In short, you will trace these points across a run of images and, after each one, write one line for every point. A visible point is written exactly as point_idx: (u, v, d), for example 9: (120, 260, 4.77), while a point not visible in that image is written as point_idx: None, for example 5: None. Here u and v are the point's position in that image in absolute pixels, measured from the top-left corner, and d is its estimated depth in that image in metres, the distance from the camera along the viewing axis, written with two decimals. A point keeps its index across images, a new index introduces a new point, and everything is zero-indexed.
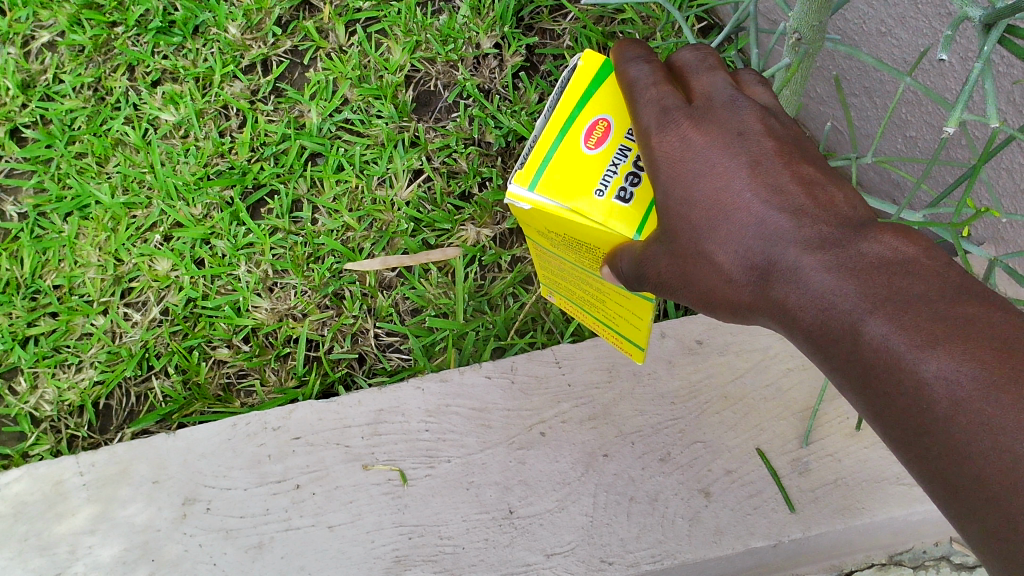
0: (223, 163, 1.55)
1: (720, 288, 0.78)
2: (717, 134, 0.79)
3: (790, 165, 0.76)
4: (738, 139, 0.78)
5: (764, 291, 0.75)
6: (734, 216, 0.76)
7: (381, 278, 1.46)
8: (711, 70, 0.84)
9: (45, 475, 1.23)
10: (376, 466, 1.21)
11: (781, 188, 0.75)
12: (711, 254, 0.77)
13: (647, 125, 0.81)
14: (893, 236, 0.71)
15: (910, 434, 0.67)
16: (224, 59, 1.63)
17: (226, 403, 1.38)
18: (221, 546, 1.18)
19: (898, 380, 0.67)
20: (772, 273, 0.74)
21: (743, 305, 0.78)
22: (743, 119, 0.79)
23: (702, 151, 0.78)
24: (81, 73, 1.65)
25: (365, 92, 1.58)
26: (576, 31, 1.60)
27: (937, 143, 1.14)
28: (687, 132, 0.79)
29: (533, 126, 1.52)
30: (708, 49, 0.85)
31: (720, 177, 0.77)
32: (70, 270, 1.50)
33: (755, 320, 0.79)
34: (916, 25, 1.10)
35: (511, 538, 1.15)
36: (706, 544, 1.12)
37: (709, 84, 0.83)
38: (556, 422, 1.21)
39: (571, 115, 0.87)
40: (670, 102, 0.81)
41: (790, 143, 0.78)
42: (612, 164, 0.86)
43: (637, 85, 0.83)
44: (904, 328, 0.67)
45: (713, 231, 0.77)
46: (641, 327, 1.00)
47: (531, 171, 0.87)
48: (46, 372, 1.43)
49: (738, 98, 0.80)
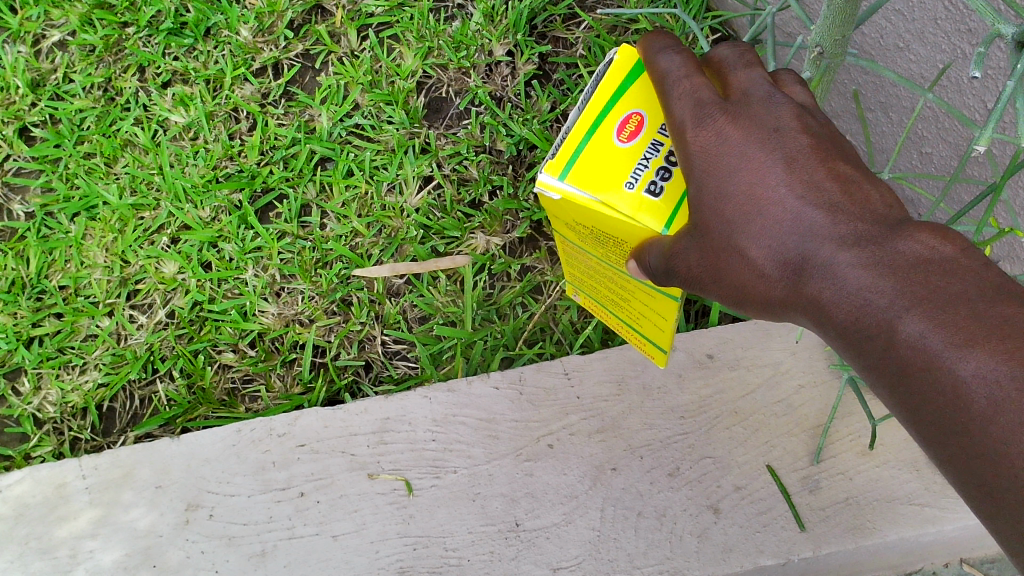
0: (232, 166, 1.54)
1: (751, 284, 0.77)
2: (752, 130, 0.78)
3: (825, 162, 0.76)
4: (773, 136, 0.78)
5: (797, 288, 0.74)
6: (768, 211, 0.76)
7: (389, 285, 1.45)
8: (748, 66, 0.83)
9: (47, 478, 1.22)
10: (382, 475, 1.20)
11: (815, 185, 0.75)
12: (745, 248, 0.77)
13: (680, 120, 0.80)
14: (930, 235, 0.70)
15: (945, 434, 0.65)
16: (234, 61, 1.62)
17: (231, 408, 1.38)
18: (223, 553, 1.17)
19: (934, 379, 0.65)
20: (806, 269, 0.73)
21: (775, 302, 0.77)
22: (779, 116, 0.79)
23: (738, 146, 0.78)
24: (91, 73, 1.64)
25: (376, 98, 1.56)
26: (589, 40, 1.60)
27: (954, 160, 1.13)
28: (723, 127, 0.79)
29: (545, 136, 1.52)
30: (746, 46, 0.85)
31: (755, 173, 0.77)
32: (76, 271, 1.49)
33: (786, 317, 0.77)
34: (935, 40, 1.09)
35: (517, 551, 1.14)
36: (714, 561, 1.11)
37: (746, 80, 0.82)
38: (564, 434, 1.20)
39: (604, 108, 0.86)
40: (705, 96, 0.80)
41: (826, 142, 0.78)
42: (643, 158, 0.84)
43: (669, 77, 0.81)
44: (941, 326, 0.65)
45: (746, 226, 0.77)
46: (666, 327, 0.99)
47: (562, 161, 0.86)
48: (50, 374, 1.42)
49: (775, 95, 0.80)
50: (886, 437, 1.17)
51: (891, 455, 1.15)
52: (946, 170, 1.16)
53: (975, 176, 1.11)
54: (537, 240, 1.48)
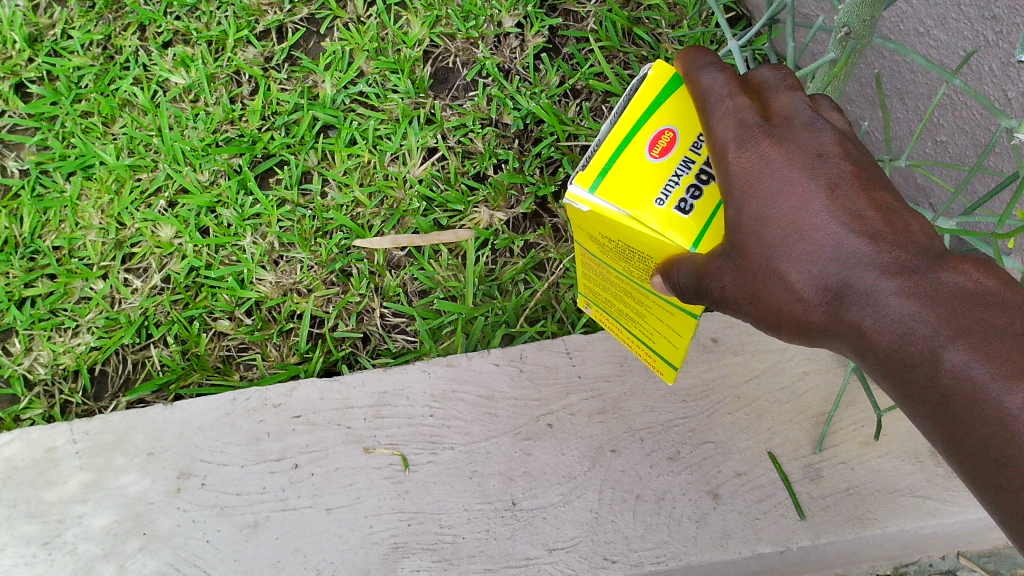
0: (233, 130, 1.52)
1: (787, 308, 0.75)
2: (795, 154, 0.75)
3: (867, 190, 0.73)
4: (817, 162, 0.74)
5: (837, 313, 0.72)
6: (811, 237, 0.73)
7: (389, 257, 1.43)
8: (790, 91, 0.79)
9: (37, 441, 1.21)
10: (378, 449, 1.18)
11: (858, 212, 0.72)
12: (784, 272, 0.74)
13: (723, 139, 0.76)
14: (972, 268, 0.70)
15: (988, 465, 0.66)
16: (237, 23, 1.59)
17: (225, 376, 1.35)
18: (215, 523, 1.15)
19: (980, 411, 0.66)
20: (848, 296, 0.71)
21: (811, 326, 0.75)
22: (822, 141, 0.75)
23: (781, 170, 0.74)
24: (90, 30, 1.60)
25: (382, 65, 1.54)
26: (600, 14, 1.57)
27: (970, 150, 1.12)
28: (767, 150, 0.75)
29: (552, 110, 1.49)
30: (786, 69, 0.81)
31: (798, 197, 0.73)
32: (71, 232, 1.46)
33: (821, 341, 0.76)
34: (957, 26, 1.07)
35: (512, 531, 1.12)
36: (712, 547, 1.10)
37: (788, 104, 0.78)
38: (564, 414, 1.18)
39: (638, 122, 0.81)
40: (748, 117, 0.76)
41: (869, 169, 0.75)
42: (674, 175, 0.80)
43: (711, 94, 0.77)
44: (987, 359, 0.66)
45: (784, 250, 0.74)
46: (679, 344, 0.95)
47: (593, 173, 0.81)
48: (41, 336, 1.40)
49: (818, 120, 0.76)
50: (890, 427, 1.15)
51: (895, 446, 1.14)
52: (961, 159, 1.14)
53: (997, 167, 1.09)
54: (541, 217, 1.45)
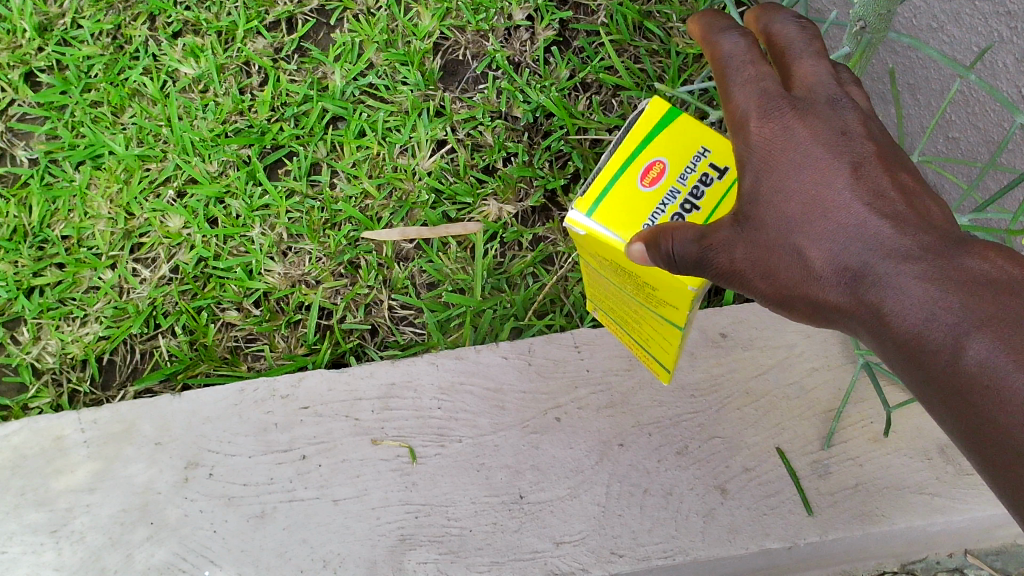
0: (242, 121, 1.51)
1: (801, 292, 0.75)
2: (820, 130, 0.75)
3: (889, 174, 0.74)
4: (841, 141, 0.74)
5: (856, 296, 0.72)
6: (831, 217, 0.73)
7: (398, 249, 1.43)
8: (817, 56, 0.77)
9: (45, 430, 1.21)
10: (385, 441, 1.18)
11: (879, 195, 0.73)
12: (803, 251, 0.74)
13: (744, 108, 0.76)
14: (998, 257, 0.70)
15: (1004, 455, 0.65)
16: (248, 14, 1.58)
17: (233, 366, 1.35)
18: (222, 513, 1.15)
19: (999, 399, 0.65)
20: (867, 279, 0.71)
21: (828, 308, 0.74)
22: (848, 122, 0.75)
23: (803, 146, 0.74)
24: (100, 19, 1.60)
25: (391, 57, 1.53)
26: (611, 8, 1.56)
27: (984, 146, 1.11)
28: (790, 123, 0.75)
29: (562, 103, 1.48)
30: (813, 26, 0.78)
31: (819, 177, 0.74)
32: (79, 221, 1.46)
33: (838, 325, 0.75)
34: (971, 21, 1.06)
35: (520, 524, 1.12)
36: (720, 541, 1.10)
37: (813, 71, 0.77)
38: (573, 407, 1.18)
39: (632, 153, 0.86)
40: (771, 86, 0.76)
41: (893, 156, 0.75)
42: (661, 204, 0.83)
43: (731, 60, 0.77)
44: (1008, 347, 0.65)
45: (802, 228, 0.74)
46: (672, 353, 0.97)
47: (589, 199, 0.86)
48: (50, 325, 1.40)
49: (843, 97, 0.76)
50: (900, 424, 1.15)
51: (904, 444, 1.14)
52: (973, 156, 1.14)
53: (1011, 164, 1.09)
54: (550, 210, 1.45)
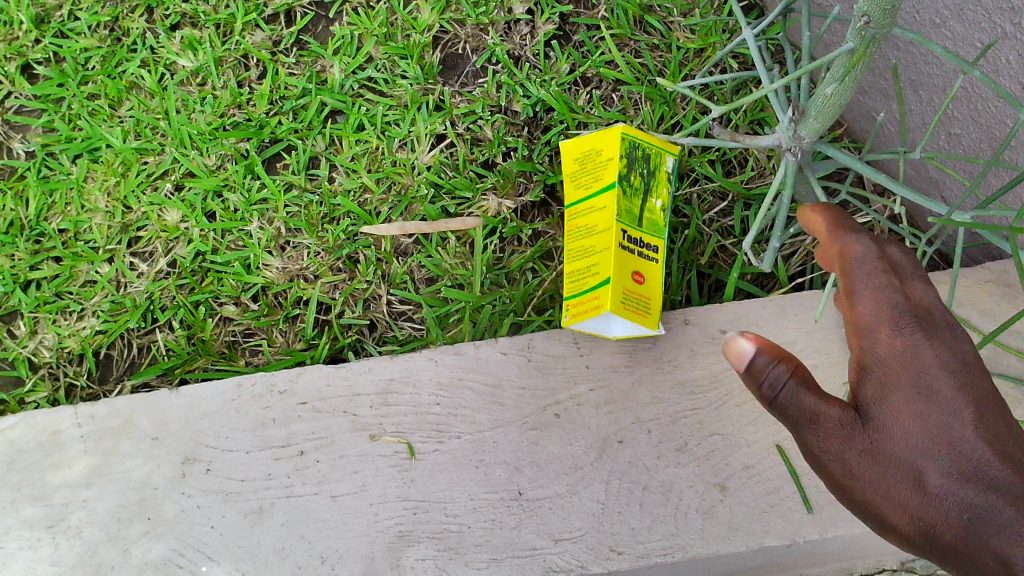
0: (240, 114, 1.51)
1: (914, 507, 0.84)
2: (942, 354, 0.90)
3: (1003, 424, 0.87)
4: (958, 390, 0.88)
5: (972, 531, 0.81)
6: (956, 445, 0.85)
7: (397, 245, 1.42)
8: (924, 283, 0.95)
9: (41, 424, 1.20)
10: (384, 437, 1.17)
11: (995, 436, 0.85)
12: (924, 476, 0.84)
13: (873, 318, 0.92)
14: None
15: None
16: (246, 6, 1.57)
17: (230, 361, 1.34)
18: (220, 508, 1.15)
19: None
20: (987, 514, 0.80)
21: (939, 537, 0.83)
22: (966, 367, 0.90)
23: (931, 368, 0.88)
24: (97, 11, 1.59)
25: (390, 51, 1.52)
26: (612, 1, 1.55)
27: (987, 143, 1.11)
28: (920, 342, 0.90)
29: (562, 97, 1.47)
30: (917, 260, 0.97)
31: (944, 421, 0.86)
32: (76, 215, 1.46)
33: (943, 557, 0.83)
34: (974, 17, 1.05)
35: (519, 521, 1.12)
36: (720, 539, 1.09)
37: (924, 295, 0.94)
38: (573, 404, 1.17)
39: None
40: (901, 307, 0.91)
41: (1015, 428, 0.87)
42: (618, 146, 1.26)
43: (862, 258, 0.95)
44: None
45: (928, 449, 0.85)
46: (605, 256, 1.16)
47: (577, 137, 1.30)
48: (47, 319, 1.39)
49: (961, 339, 0.92)
50: None
51: None
52: (976, 153, 1.13)
53: (1014, 161, 1.08)
54: (550, 205, 1.44)
